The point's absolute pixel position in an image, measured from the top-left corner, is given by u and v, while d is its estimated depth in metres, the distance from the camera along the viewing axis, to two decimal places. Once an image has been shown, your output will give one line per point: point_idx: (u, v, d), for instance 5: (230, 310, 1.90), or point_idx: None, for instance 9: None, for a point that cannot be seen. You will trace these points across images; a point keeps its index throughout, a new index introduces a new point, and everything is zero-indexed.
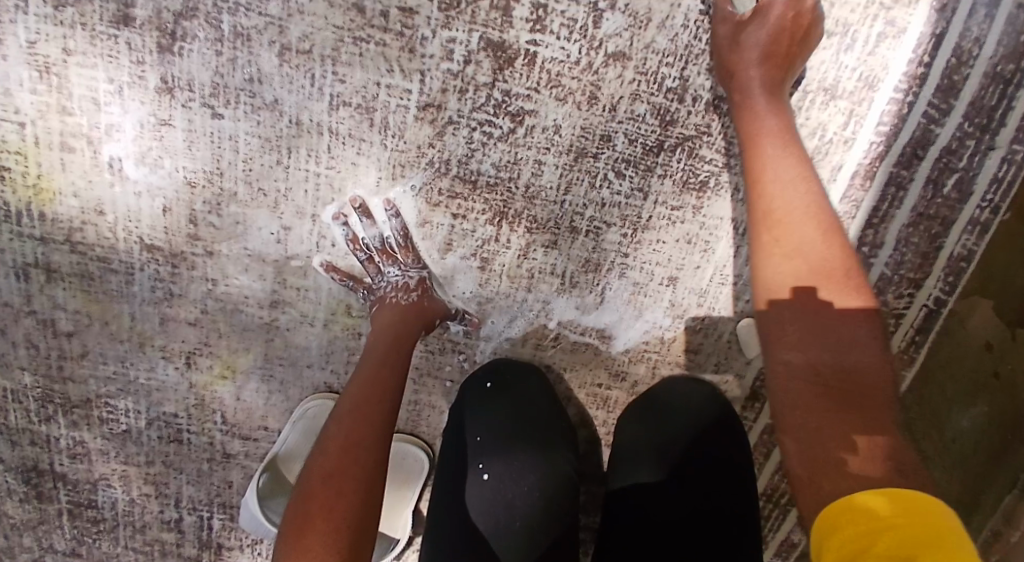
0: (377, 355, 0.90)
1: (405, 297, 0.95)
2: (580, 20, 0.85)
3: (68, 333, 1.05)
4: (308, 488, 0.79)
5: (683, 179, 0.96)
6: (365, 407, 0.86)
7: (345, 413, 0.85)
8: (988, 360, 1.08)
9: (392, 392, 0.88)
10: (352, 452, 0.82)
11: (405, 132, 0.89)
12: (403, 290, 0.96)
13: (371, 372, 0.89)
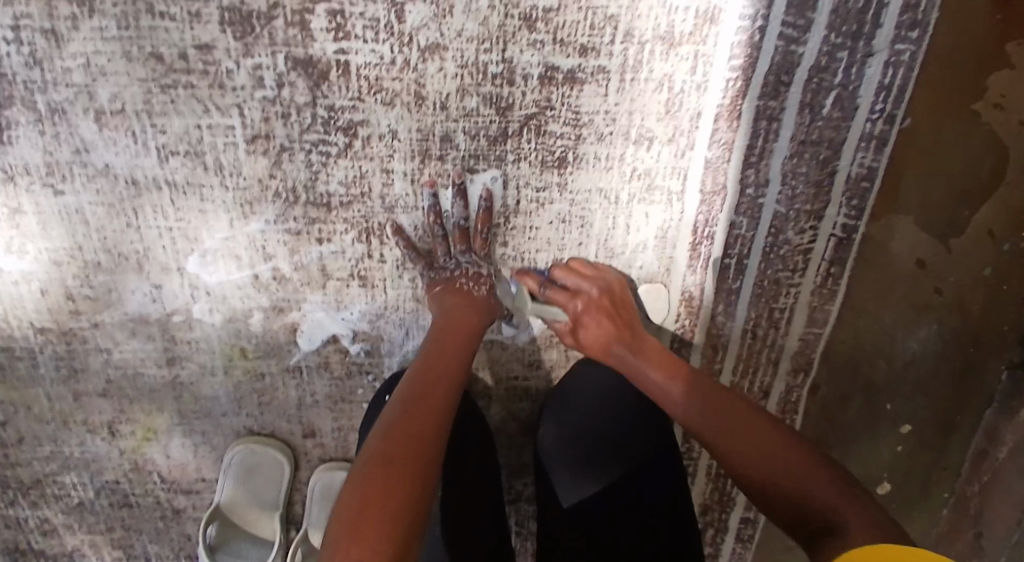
0: (443, 353, 0.86)
1: (478, 288, 0.94)
2: (382, 18, 0.82)
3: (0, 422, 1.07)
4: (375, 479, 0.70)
5: (540, 159, 0.93)
6: (430, 398, 0.80)
7: (403, 409, 0.78)
8: (922, 277, 1.12)
9: (453, 386, 0.83)
10: (413, 442, 0.74)
11: (240, 167, 0.89)
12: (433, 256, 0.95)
13: (434, 355, 0.85)
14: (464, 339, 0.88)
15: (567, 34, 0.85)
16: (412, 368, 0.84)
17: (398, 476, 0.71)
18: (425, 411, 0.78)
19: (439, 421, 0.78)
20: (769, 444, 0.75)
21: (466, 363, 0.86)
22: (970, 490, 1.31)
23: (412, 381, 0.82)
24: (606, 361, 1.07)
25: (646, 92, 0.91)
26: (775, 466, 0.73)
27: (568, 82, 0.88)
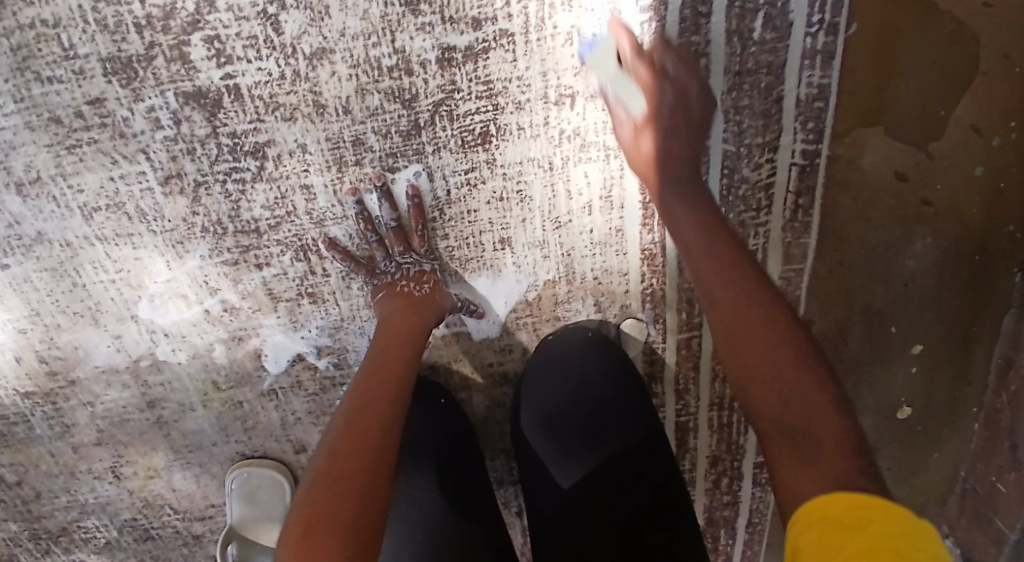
0: (387, 359, 0.85)
1: (419, 287, 0.94)
2: (260, 34, 0.80)
3: (19, 482, 1.11)
4: (323, 474, 0.70)
5: (460, 143, 0.89)
6: (373, 404, 0.79)
7: (348, 420, 0.76)
8: (905, 191, 1.04)
9: (403, 387, 0.82)
10: (360, 449, 0.73)
11: (161, 211, 0.89)
12: (415, 280, 0.94)
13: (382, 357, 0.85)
14: (406, 345, 0.87)
15: (454, 10, 0.81)
16: (355, 379, 0.83)
17: (346, 485, 0.69)
18: (370, 418, 0.77)
19: (384, 426, 0.77)
20: (763, 342, 0.65)
21: (411, 367, 0.85)
22: (999, 405, 1.25)
23: (356, 389, 0.81)
24: (576, 336, 1.05)
25: (557, 48, 0.85)
26: (759, 371, 0.64)
27: (469, 60, 0.84)
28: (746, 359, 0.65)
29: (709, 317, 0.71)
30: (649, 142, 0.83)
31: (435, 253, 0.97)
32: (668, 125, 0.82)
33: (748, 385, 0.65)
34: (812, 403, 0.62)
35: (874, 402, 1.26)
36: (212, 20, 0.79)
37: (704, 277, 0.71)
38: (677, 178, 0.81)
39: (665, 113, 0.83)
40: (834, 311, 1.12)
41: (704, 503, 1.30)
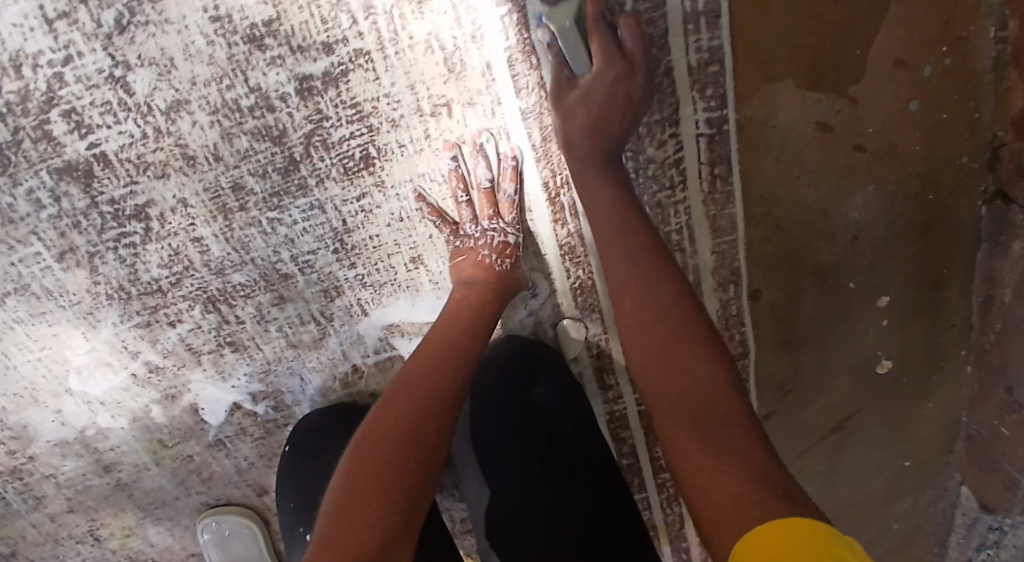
0: (432, 345, 0.85)
1: (501, 262, 0.90)
2: (113, 98, 0.79)
3: (9, 555, 1.15)
4: (370, 452, 0.71)
5: (343, 170, 0.87)
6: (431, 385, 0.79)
7: (384, 406, 0.78)
8: (831, 142, 0.97)
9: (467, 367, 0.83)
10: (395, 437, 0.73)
11: (65, 287, 0.89)
12: (499, 253, 0.90)
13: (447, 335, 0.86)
14: (478, 321, 0.87)
15: (302, 38, 0.78)
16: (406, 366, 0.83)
17: (398, 468, 0.70)
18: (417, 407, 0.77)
19: (435, 412, 0.77)
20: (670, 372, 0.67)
21: (479, 344, 0.86)
22: (986, 343, 1.19)
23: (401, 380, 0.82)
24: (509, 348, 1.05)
25: (419, 58, 0.81)
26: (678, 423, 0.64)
27: (331, 86, 0.81)
28: (687, 421, 0.63)
29: (624, 330, 0.74)
30: (577, 135, 0.79)
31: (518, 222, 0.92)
32: (596, 124, 0.78)
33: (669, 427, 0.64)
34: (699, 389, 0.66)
35: (849, 360, 1.21)
36: (65, 95, 0.78)
37: (639, 341, 0.71)
38: (609, 151, 0.79)
39: (583, 119, 0.78)
40: (779, 276, 1.08)
41: None
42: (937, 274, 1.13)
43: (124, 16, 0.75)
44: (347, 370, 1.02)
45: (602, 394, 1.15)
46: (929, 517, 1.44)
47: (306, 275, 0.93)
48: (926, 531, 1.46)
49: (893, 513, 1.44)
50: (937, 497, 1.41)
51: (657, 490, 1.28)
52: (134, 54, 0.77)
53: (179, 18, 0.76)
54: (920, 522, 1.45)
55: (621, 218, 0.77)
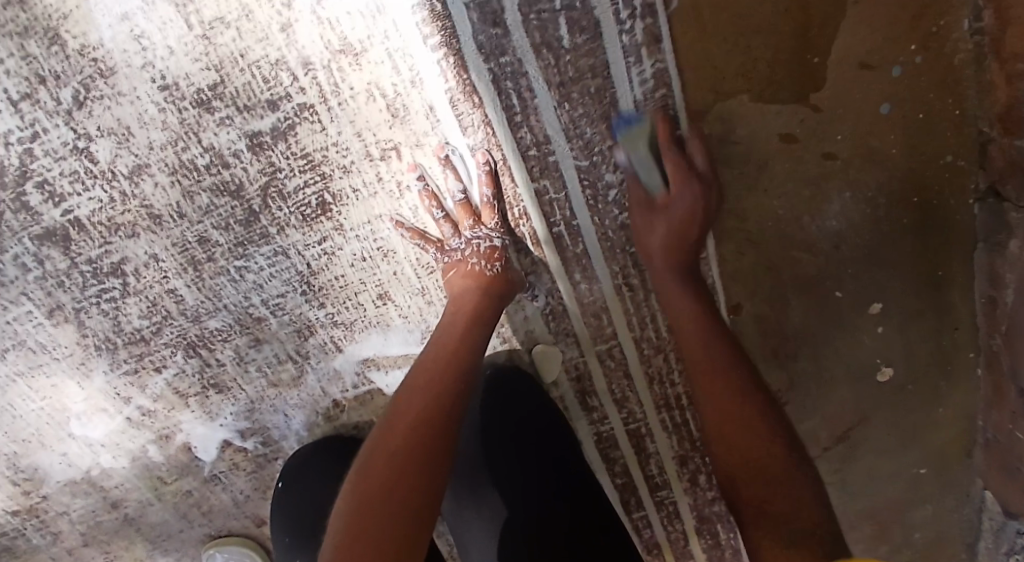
0: (438, 358, 0.84)
1: (489, 267, 0.88)
2: (81, 167, 0.83)
3: None
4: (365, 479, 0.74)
5: (301, 217, 0.89)
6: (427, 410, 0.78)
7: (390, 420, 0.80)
8: (797, 152, 0.95)
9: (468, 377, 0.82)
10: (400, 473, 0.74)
11: (57, 340, 0.94)
12: (485, 258, 0.89)
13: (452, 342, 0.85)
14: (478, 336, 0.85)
15: (246, 99, 0.82)
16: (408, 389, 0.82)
17: (397, 508, 0.71)
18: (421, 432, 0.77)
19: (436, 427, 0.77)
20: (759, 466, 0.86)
21: (480, 345, 0.85)
22: (995, 346, 1.11)
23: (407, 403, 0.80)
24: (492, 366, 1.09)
25: (362, 106, 0.84)
26: (765, 495, 0.85)
27: (279, 139, 0.84)
28: (723, 427, 0.89)
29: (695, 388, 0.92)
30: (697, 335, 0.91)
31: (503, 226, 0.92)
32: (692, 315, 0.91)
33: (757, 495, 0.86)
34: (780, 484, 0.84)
35: (846, 370, 1.17)
36: (37, 168, 0.83)
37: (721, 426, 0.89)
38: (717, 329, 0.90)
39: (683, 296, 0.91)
40: (759, 289, 1.06)
41: (689, 502, 1.25)
42: (931, 278, 1.08)
43: (81, 93, 0.80)
44: (328, 404, 1.05)
45: (586, 415, 1.15)
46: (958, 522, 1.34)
47: (278, 317, 0.96)
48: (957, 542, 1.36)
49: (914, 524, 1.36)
50: (962, 504, 1.32)
51: (656, 509, 1.27)
52: (94, 126, 0.81)
53: (130, 91, 0.80)
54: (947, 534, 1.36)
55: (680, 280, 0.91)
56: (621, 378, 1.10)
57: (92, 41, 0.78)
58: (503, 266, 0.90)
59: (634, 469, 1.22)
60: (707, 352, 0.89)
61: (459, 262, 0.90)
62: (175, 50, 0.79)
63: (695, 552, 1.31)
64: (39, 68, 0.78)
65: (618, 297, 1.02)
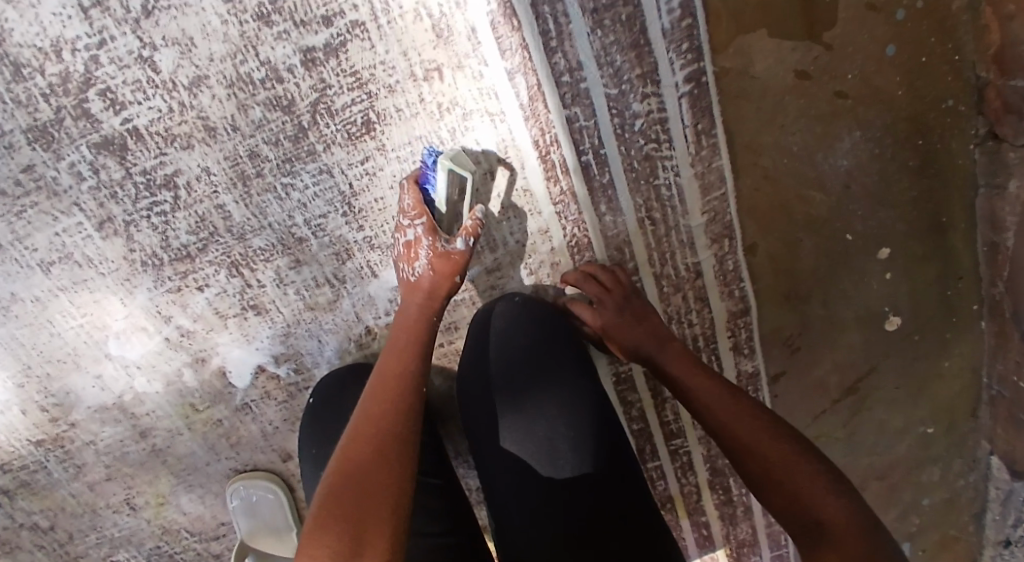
0: (402, 341, 0.88)
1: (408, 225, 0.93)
2: (143, 77, 0.88)
3: (51, 527, 1.21)
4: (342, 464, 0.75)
5: (347, 135, 0.95)
6: (390, 397, 0.82)
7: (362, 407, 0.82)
8: (811, 88, 1.02)
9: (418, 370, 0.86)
10: (374, 447, 0.76)
11: (105, 254, 0.98)
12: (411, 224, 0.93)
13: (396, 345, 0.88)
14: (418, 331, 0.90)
15: (304, 15, 0.88)
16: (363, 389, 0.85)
17: (381, 465, 0.75)
18: (385, 418, 0.80)
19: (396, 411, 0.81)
20: (761, 427, 0.84)
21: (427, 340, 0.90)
22: (998, 294, 1.18)
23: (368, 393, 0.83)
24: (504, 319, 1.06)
25: (409, 27, 0.90)
26: (783, 480, 0.79)
27: (331, 56, 0.90)
28: (751, 454, 0.83)
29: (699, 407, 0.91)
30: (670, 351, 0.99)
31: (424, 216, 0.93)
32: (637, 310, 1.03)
33: (753, 463, 0.82)
34: (786, 454, 0.81)
35: (857, 316, 1.21)
36: (102, 76, 0.88)
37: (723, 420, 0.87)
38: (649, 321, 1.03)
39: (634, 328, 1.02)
40: (775, 227, 1.12)
41: (703, 453, 1.31)
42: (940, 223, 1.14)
43: (150, 2, 0.85)
44: (361, 331, 1.08)
45: (607, 352, 1.19)
46: (963, 491, 1.36)
47: (318, 238, 1.00)
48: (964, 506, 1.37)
49: (924, 487, 1.36)
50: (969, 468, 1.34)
51: (671, 459, 1.31)
52: (159, 37, 0.87)
53: (197, 3, 0.85)
54: (959, 498, 1.37)
55: (657, 341, 1.00)
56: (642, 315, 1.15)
57: None
58: (426, 252, 0.92)
59: (650, 413, 1.26)
60: (678, 354, 0.98)
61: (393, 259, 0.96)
62: None
63: (707, 508, 1.36)
64: None
65: (641, 231, 1.07)
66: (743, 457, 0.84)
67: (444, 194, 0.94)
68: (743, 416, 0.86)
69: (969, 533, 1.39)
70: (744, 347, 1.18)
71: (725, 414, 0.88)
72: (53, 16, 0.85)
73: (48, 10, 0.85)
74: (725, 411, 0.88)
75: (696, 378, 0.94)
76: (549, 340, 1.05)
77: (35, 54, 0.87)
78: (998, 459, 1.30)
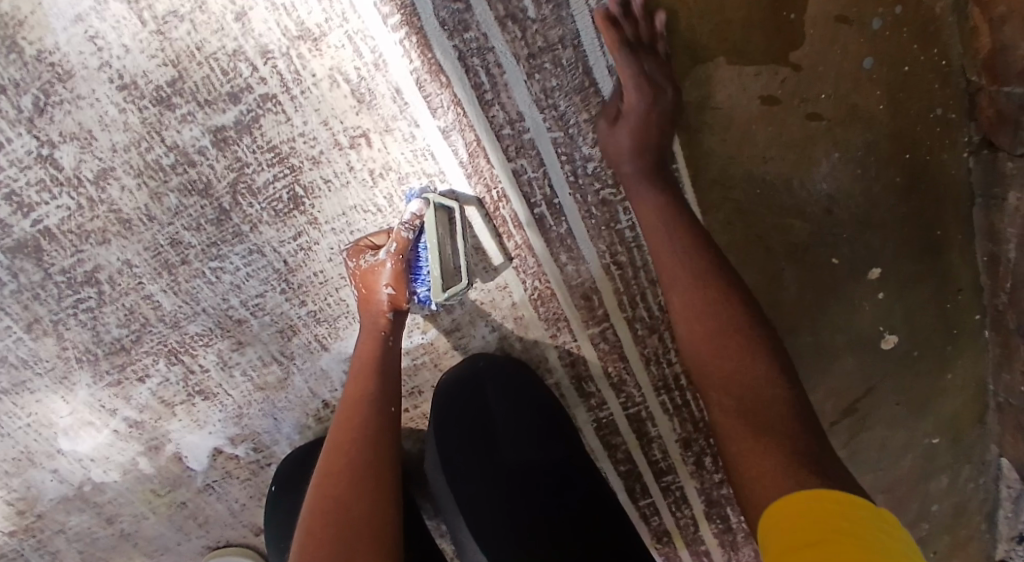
0: (358, 381, 0.84)
1: (367, 254, 0.88)
2: (45, 174, 0.82)
3: None
4: (310, 529, 0.71)
5: (274, 213, 0.87)
6: (349, 450, 0.78)
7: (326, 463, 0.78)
8: (782, 114, 0.91)
9: (382, 414, 0.82)
10: (346, 503, 0.73)
11: (38, 355, 0.93)
12: (373, 251, 0.88)
13: (352, 391, 0.84)
14: (363, 402, 0.82)
15: (207, 93, 0.80)
16: (310, 487, 0.77)
17: (357, 520, 0.72)
18: (341, 512, 0.72)
19: (366, 463, 0.77)
20: (740, 358, 0.74)
21: (390, 383, 0.85)
22: (1000, 306, 1.02)
23: (315, 491, 0.76)
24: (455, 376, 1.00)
25: (327, 94, 0.82)
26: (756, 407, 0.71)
27: (245, 133, 0.82)
28: (741, 414, 0.71)
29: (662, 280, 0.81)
30: (674, 246, 0.80)
31: (394, 250, 0.86)
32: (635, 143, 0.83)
33: (696, 343, 0.77)
34: (773, 394, 0.71)
35: (848, 340, 1.06)
36: (4, 179, 0.82)
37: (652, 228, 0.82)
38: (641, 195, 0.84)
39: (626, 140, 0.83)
40: (752, 260, 0.99)
41: (698, 487, 1.17)
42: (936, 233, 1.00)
43: (40, 98, 0.79)
44: (318, 405, 1.02)
45: (584, 402, 1.09)
46: (973, 494, 1.20)
47: (258, 318, 0.94)
48: (976, 513, 1.22)
49: (931, 496, 1.21)
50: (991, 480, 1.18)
51: (663, 495, 1.18)
52: (55, 132, 0.80)
53: (89, 93, 0.79)
54: (967, 504, 1.21)
55: (647, 182, 0.84)
56: (616, 362, 1.05)
57: (47, 46, 0.77)
58: (389, 271, 0.86)
59: (637, 455, 1.15)
60: (655, 204, 0.83)
61: (345, 261, 0.89)
62: (130, 47, 0.77)
63: (706, 538, 1.22)
64: None
65: (608, 276, 0.98)
66: (696, 362, 0.77)
67: (435, 240, 0.87)
68: (741, 406, 0.71)
69: (981, 532, 1.24)
70: None
71: (697, 324, 0.77)
72: None
73: None
74: (753, 401, 0.71)
75: (680, 308, 0.79)
76: (507, 388, 1.00)
77: None
78: (1009, 464, 1.14)
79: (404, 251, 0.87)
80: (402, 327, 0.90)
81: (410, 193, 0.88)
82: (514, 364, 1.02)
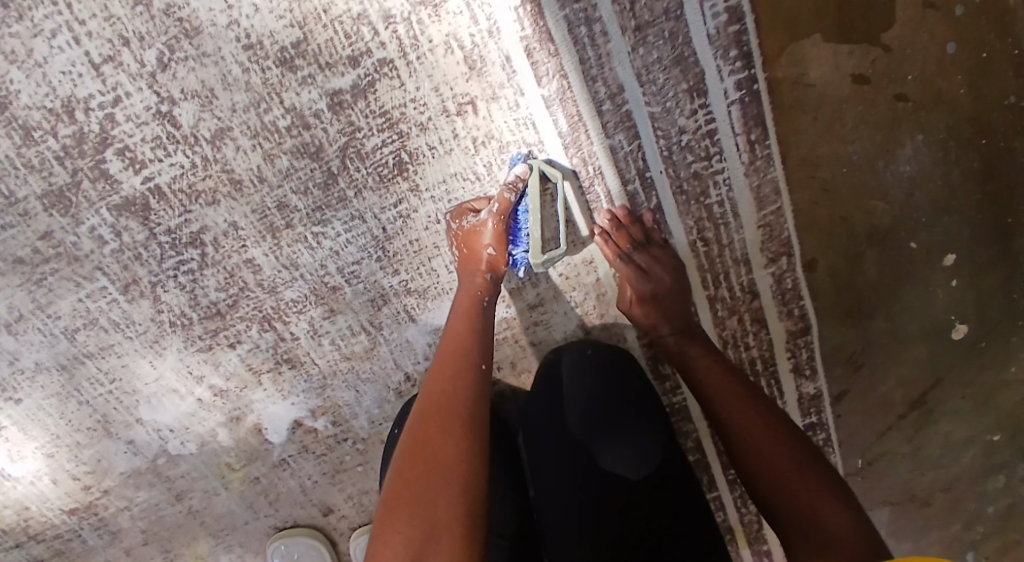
0: (456, 338, 0.82)
1: (468, 215, 0.89)
2: (162, 132, 0.85)
3: None
4: (404, 466, 0.69)
5: (378, 178, 0.89)
6: (446, 394, 0.75)
7: (422, 403, 0.74)
8: (871, 93, 0.93)
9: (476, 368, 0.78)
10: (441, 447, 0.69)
11: (130, 317, 0.93)
12: (473, 214, 0.89)
13: (452, 343, 0.81)
14: (462, 355, 0.79)
15: (329, 56, 0.83)
16: (405, 425, 0.73)
17: (449, 467, 0.68)
18: (436, 455, 0.69)
19: (464, 410, 0.73)
20: None
21: (485, 342, 0.83)
22: None
23: (412, 425, 0.73)
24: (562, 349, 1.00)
25: (440, 60, 0.84)
26: None
27: (359, 97, 0.85)
28: None
29: None
30: None
31: (497, 210, 0.88)
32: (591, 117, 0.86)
33: None
34: None
35: (920, 328, 1.04)
36: (118, 134, 0.84)
37: None
38: None
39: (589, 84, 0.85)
40: (835, 240, 0.99)
41: None
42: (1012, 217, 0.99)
43: (165, 54, 0.82)
44: (400, 379, 1.01)
45: (660, 385, 1.09)
46: None
47: (352, 285, 0.94)
48: None
49: (991, 495, 1.13)
50: None
51: (731, 488, 1.17)
52: (177, 89, 0.83)
53: (215, 51, 0.82)
54: None
55: None
56: None
57: (179, 1, 0.79)
58: (490, 231, 0.88)
59: (709, 445, 1.15)
60: None
61: (446, 222, 0.91)
62: (260, 7, 0.80)
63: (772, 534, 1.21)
64: (122, 29, 0.80)
65: (694, 253, 1.00)
66: None
67: (536, 204, 0.89)
68: None
69: None
70: (805, 370, 1.09)
71: None
72: (62, 75, 0.81)
73: (57, 69, 0.81)
74: None
75: None
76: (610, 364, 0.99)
77: (45, 115, 0.83)
78: None
79: (507, 212, 0.88)
80: (497, 288, 0.90)
81: (513, 159, 0.89)
82: (605, 354, 0.99)
